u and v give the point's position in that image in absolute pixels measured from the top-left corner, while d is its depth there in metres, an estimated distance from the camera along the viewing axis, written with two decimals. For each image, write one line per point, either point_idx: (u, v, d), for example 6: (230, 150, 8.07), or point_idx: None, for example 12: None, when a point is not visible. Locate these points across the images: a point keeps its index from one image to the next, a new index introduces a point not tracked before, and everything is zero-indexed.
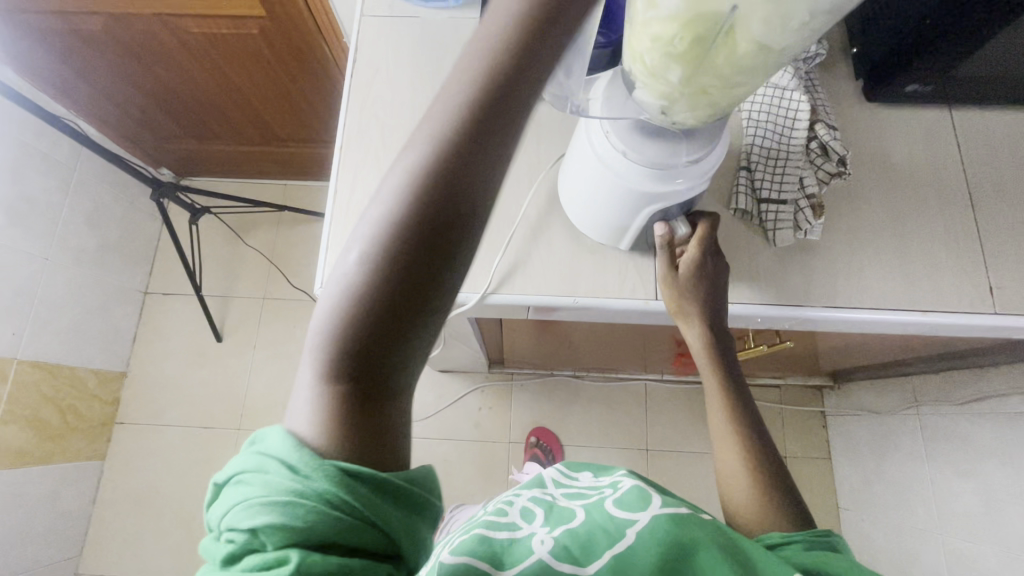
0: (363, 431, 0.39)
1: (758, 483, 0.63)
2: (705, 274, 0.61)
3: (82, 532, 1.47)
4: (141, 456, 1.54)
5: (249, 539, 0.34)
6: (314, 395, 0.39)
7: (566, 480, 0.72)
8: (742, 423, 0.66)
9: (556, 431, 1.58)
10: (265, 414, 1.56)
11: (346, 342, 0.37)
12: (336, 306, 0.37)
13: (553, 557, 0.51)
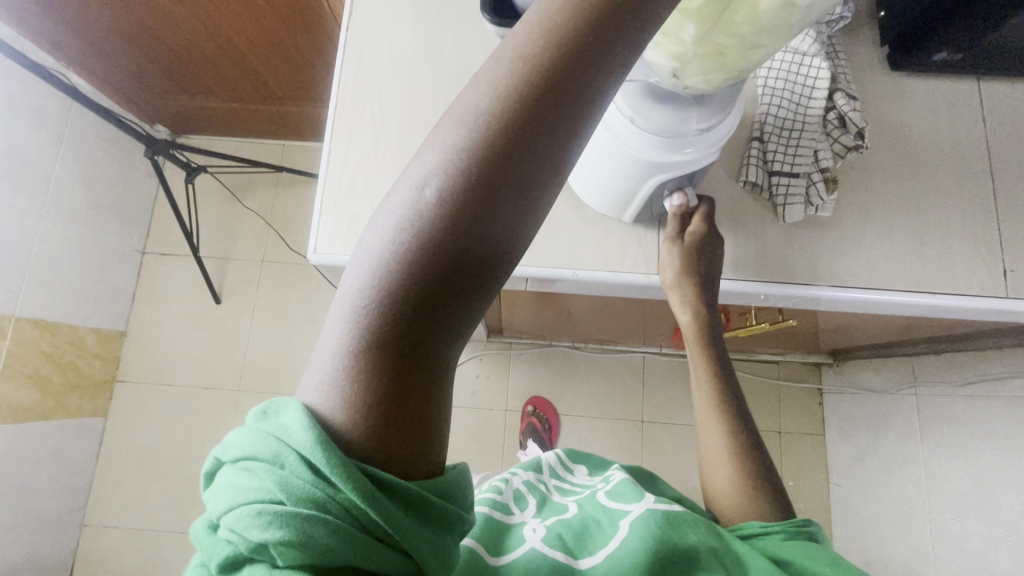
0: (392, 432, 0.31)
1: (744, 472, 0.63)
2: (706, 258, 0.60)
3: (87, 486, 1.50)
4: (142, 414, 1.56)
5: (253, 550, 0.29)
6: (337, 377, 0.32)
7: (564, 474, 0.73)
8: (732, 411, 0.65)
9: (553, 400, 1.59)
10: (264, 376, 1.57)
11: (385, 302, 0.30)
12: (379, 252, 0.30)
13: (546, 545, 0.53)
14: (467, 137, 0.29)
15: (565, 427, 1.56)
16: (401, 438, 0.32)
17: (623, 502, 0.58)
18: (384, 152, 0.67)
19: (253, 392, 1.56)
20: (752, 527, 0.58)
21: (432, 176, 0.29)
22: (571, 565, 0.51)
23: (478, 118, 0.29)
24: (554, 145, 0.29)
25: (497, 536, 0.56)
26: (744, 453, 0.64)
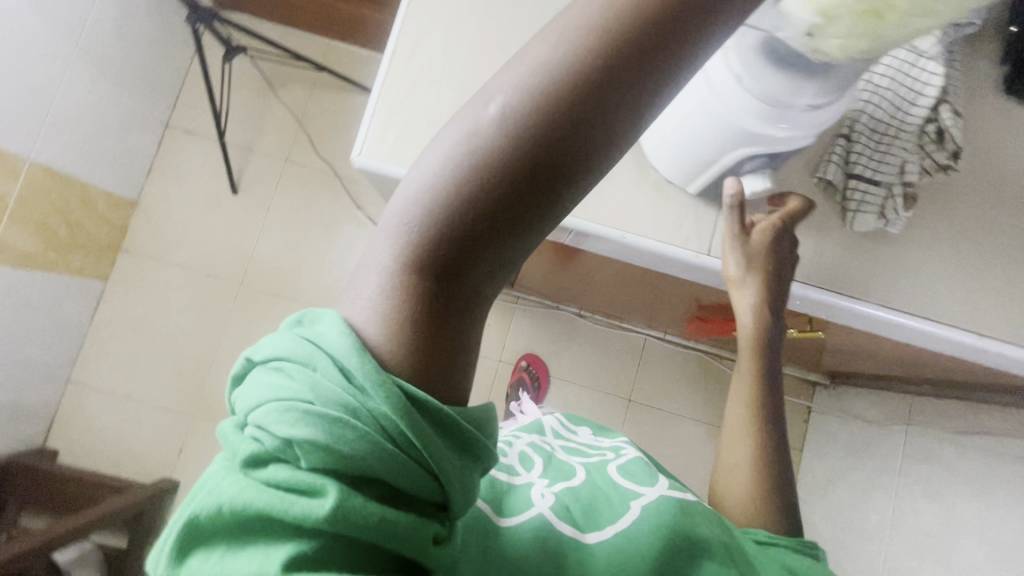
0: (425, 351, 0.31)
1: (761, 482, 0.62)
2: (778, 262, 0.57)
3: (78, 345, 1.51)
4: (142, 287, 1.56)
5: (279, 449, 0.28)
6: (375, 284, 0.32)
7: (568, 435, 0.74)
8: (761, 425, 0.65)
9: (547, 361, 1.59)
10: (268, 276, 1.56)
11: (438, 212, 0.30)
12: (442, 165, 0.30)
13: (553, 514, 0.52)
14: (560, 58, 0.29)
15: (554, 390, 1.57)
16: (434, 359, 0.32)
17: (637, 482, 0.58)
18: (451, 64, 0.63)
19: (255, 290, 1.55)
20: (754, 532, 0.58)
21: (502, 95, 0.30)
22: (577, 536, 0.50)
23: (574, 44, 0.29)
24: (637, 83, 0.29)
25: (503, 494, 0.55)
26: (766, 466, 0.63)
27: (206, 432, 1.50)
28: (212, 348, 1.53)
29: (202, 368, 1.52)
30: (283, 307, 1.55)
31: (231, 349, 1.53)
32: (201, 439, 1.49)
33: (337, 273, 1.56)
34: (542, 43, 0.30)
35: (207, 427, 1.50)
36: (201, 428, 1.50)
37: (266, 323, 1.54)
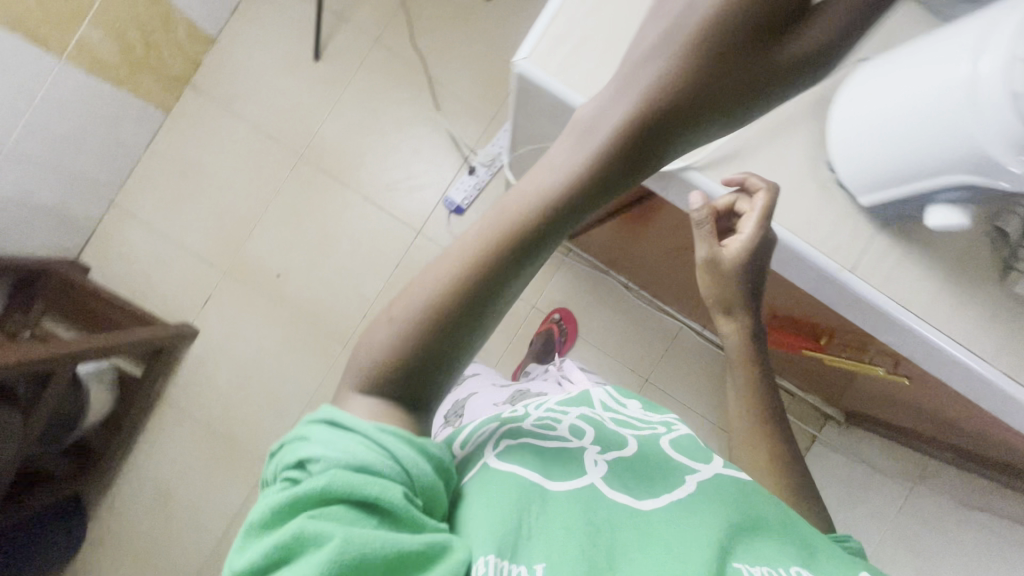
0: (400, 384, 0.39)
1: (783, 466, 0.63)
2: (760, 250, 0.58)
3: (127, 170, 1.48)
4: (201, 130, 1.51)
5: (300, 537, 0.34)
6: (371, 354, 0.39)
7: (617, 407, 0.70)
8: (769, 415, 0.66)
9: (578, 320, 1.58)
10: (330, 156, 1.51)
11: (436, 299, 0.38)
12: (441, 270, 0.38)
13: (606, 483, 0.49)
14: (557, 165, 0.35)
15: (577, 351, 1.57)
16: (411, 387, 0.39)
17: (690, 458, 0.56)
18: None
19: (313, 166, 1.51)
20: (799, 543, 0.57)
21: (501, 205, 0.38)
22: (635, 505, 0.48)
23: (596, 120, 0.34)
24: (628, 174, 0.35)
25: (556, 454, 0.51)
26: (788, 456, 0.64)
27: (234, 291, 1.50)
28: (257, 210, 1.51)
29: (243, 228, 1.50)
30: (337, 192, 1.52)
31: (276, 217, 1.51)
32: (228, 296, 1.50)
33: (399, 173, 1.53)
34: (561, 141, 0.36)
35: (236, 286, 1.50)
36: (230, 286, 1.50)
37: (317, 202, 1.52)
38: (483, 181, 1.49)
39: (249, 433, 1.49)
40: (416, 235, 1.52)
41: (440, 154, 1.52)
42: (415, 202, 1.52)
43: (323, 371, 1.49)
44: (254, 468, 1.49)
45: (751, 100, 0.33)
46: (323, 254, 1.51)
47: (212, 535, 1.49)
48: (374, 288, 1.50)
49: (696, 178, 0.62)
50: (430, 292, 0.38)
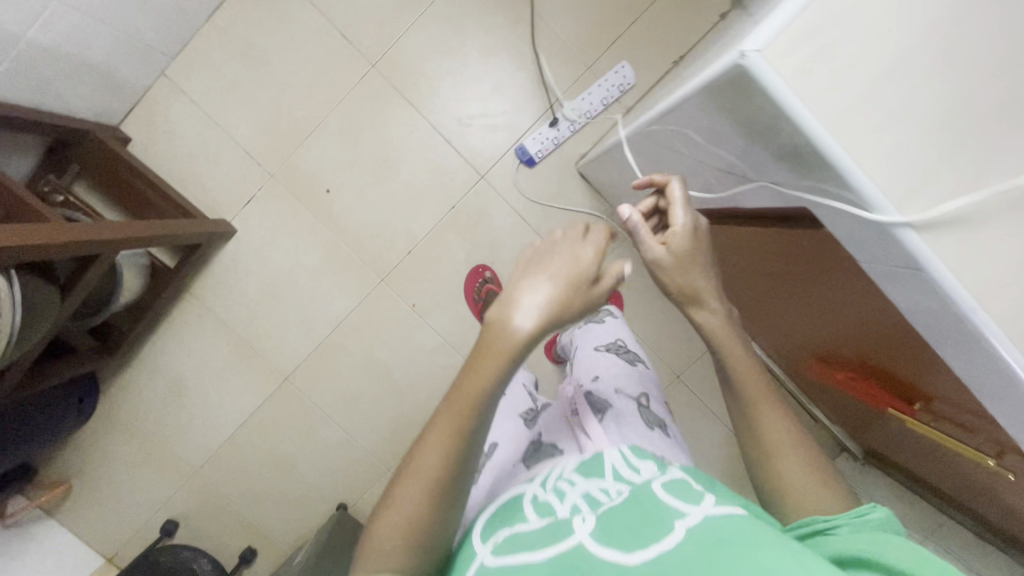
0: (415, 530, 0.56)
1: (797, 450, 0.65)
2: (696, 236, 0.67)
3: (184, 40, 1.34)
4: (270, 12, 1.35)
5: None
6: (385, 534, 0.55)
7: (628, 476, 0.62)
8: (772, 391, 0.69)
9: (624, 303, 1.52)
10: (405, 73, 1.38)
11: (427, 475, 0.56)
12: (422, 462, 0.56)
13: (596, 543, 0.52)
14: (510, 329, 0.55)
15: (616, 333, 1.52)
16: (420, 533, 0.56)
17: (680, 500, 0.55)
18: None
19: (386, 80, 1.38)
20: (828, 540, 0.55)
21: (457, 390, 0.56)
22: (619, 559, 0.50)
23: (528, 297, 0.55)
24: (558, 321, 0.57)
25: (543, 534, 0.55)
26: (798, 435, 0.66)
27: (280, 197, 1.41)
28: (318, 116, 1.39)
29: (299, 131, 1.39)
30: (406, 114, 1.39)
31: (336, 128, 1.39)
32: (273, 201, 1.41)
33: (475, 108, 1.40)
34: (490, 328, 0.56)
35: (282, 193, 1.41)
36: (276, 191, 1.41)
37: (382, 121, 1.39)
38: (564, 137, 1.39)
39: (275, 344, 1.47)
40: (480, 179, 1.42)
41: (524, 97, 1.40)
42: (486, 143, 1.41)
43: (360, 298, 1.46)
44: (276, 377, 1.49)
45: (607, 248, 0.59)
46: (379, 179, 1.42)
47: (226, 431, 1.51)
48: (426, 226, 1.44)
49: (908, 244, 0.48)
50: (423, 481, 0.56)
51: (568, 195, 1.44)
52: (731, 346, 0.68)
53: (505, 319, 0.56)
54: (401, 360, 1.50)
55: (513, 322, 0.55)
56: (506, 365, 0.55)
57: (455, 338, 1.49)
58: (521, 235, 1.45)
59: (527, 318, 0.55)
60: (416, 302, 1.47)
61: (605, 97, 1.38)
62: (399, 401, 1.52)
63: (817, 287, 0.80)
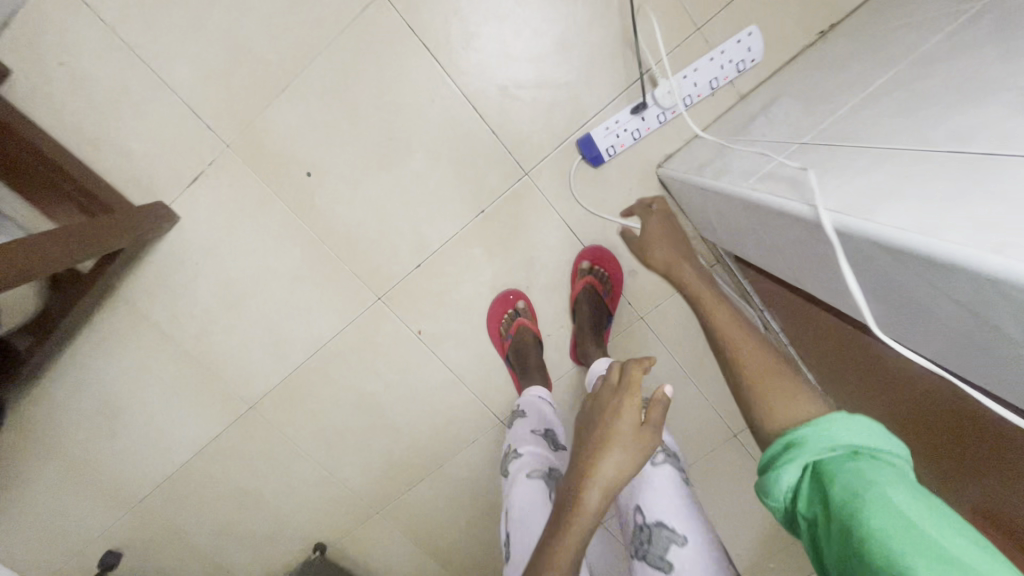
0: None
1: (806, 416, 0.57)
2: (674, 224, 0.99)
3: None
4: None
5: None
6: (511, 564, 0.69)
7: None
8: (772, 371, 0.65)
9: (689, 352, 1.18)
10: (429, 10, 0.92)
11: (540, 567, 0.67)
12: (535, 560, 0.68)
13: None
14: (590, 508, 0.70)
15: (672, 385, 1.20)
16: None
17: None
18: None
19: (400, 20, 0.92)
20: (792, 468, 0.50)
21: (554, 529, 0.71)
22: None
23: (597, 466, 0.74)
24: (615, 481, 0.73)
25: None
26: (799, 398, 0.59)
27: (240, 178, 1.00)
28: (295, 63, 0.94)
29: (268, 85, 0.95)
30: (425, 73, 0.95)
31: (322, 84, 0.95)
32: (230, 182, 1.00)
33: (526, 74, 0.96)
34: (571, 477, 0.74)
35: (243, 172, 1.00)
36: (235, 170, 0.99)
37: (390, 80, 0.95)
38: (648, 129, 0.98)
39: (236, 366, 1.14)
40: (523, 178, 1.02)
41: (598, 65, 0.96)
42: (537, 128, 1.00)
43: (349, 319, 1.11)
44: (239, 405, 1.17)
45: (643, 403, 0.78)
46: (381, 164, 1.00)
47: (177, 463, 1.22)
48: (444, 234, 1.06)
49: None
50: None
51: (639, 210, 1.06)
52: (714, 310, 0.79)
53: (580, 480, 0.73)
54: (400, 395, 1.19)
55: (585, 490, 0.72)
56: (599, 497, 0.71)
57: (470, 375, 1.17)
58: (568, 256, 1.09)
59: (595, 481, 0.72)
60: (423, 329, 1.13)
61: (715, 77, 0.95)
62: (394, 440, 1.23)
63: (889, 362, 0.66)
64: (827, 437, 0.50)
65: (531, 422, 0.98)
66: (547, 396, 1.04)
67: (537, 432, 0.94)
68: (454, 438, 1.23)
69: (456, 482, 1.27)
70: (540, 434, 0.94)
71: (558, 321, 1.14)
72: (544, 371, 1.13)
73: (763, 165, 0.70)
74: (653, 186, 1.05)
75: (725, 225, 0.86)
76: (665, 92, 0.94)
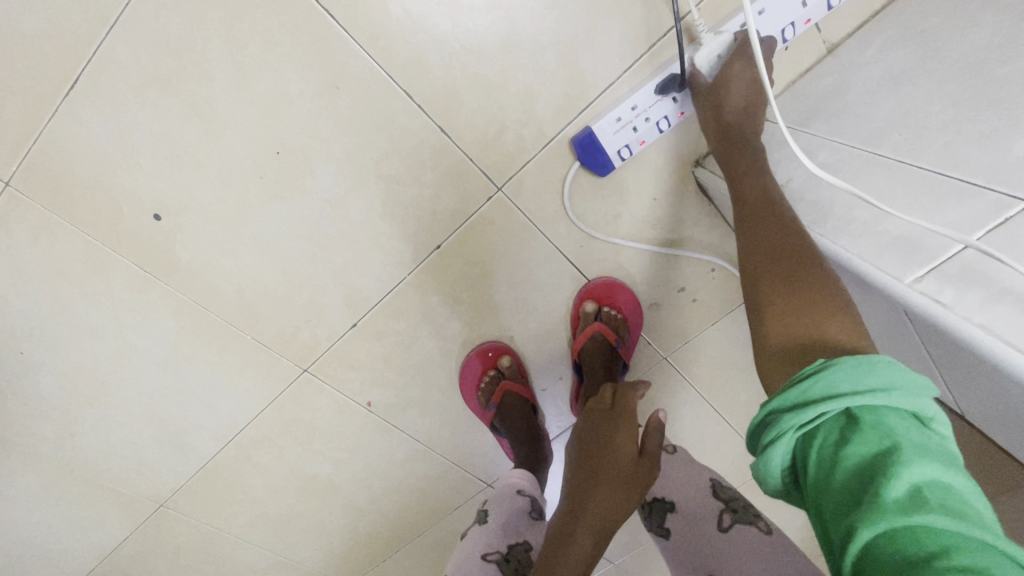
0: None
1: (821, 323, 0.40)
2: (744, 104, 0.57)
3: None
4: None
5: None
6: None
7: None
8: (786, 255, 0.45)
9: (732, 395, 0.89)
10: None
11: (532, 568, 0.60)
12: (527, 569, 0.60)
13: None
14: (595, 532, 0.59)
15: (702, 432, 0.94)
16: None
17: None
18: None
19: None
20: (779, 445, 0.35)
21: (548, 531, 0.63)
22: None
23: (611, 495, 0.61)
24: (622, 505, 0.61)
25: None
26: (832, 310, 0.41)
27: (46, 229, 0.63)
28: (82, 38, 0.54)
29: (46, 79, 0.56)
30: (314, 43, 0.56)
31: (138, 71, 0.56)
32: (33, 236, 0.63)
33: (486, 34, 0.58)
34: (572, 487, 0.64)
35: (50, 221, 0.63)
36: (38, 216, 0.62)
37: (256, 57, 0.56)
38: (682, 114, 0.63)
39: (124, 468, 0.83)
40: (494, 196, 0.68)
41: (603, 9, 0.58)
42: (509, 121, 0.63)
43: (268, 398, 0.80)
44: (140, 511, 0.88)
45: (661, 438, 0.65)
46: (270, 191, 0.64)
47: None
48: (386, 281, 0.72)
49: None
50: None
51: (664, 226, 0.73)
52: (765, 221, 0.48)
53: (580, 490, 0.62)
54: (354, 475, 0.90)
55: (593, 505, 0.60)
56: (608, 520, 0.60)
57: (442, 443, 0.89)
58: (565, 292, 0.77)
59: (606, 505, 0.60)
60: (373, 400, 0.82)
61: (793, 22, 0.58)
62: (354, 522, 0.96)
63: None
64: (822, 389, 0.34)
65: (489, 525, 0.71)
66: (526, 491, 0.74)
67: (491, 558, 0.67)
68: (429, 512, 0.97)
69: (440, 553, 1.03)
70: (495, 563, 0.67)
71: (555, 371, 0.85)
72: (541, 437, 0.86)
73: (954, 260, 0.37)
74: (689, 188, 0.70)
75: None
76: (712, 59, 0.58)
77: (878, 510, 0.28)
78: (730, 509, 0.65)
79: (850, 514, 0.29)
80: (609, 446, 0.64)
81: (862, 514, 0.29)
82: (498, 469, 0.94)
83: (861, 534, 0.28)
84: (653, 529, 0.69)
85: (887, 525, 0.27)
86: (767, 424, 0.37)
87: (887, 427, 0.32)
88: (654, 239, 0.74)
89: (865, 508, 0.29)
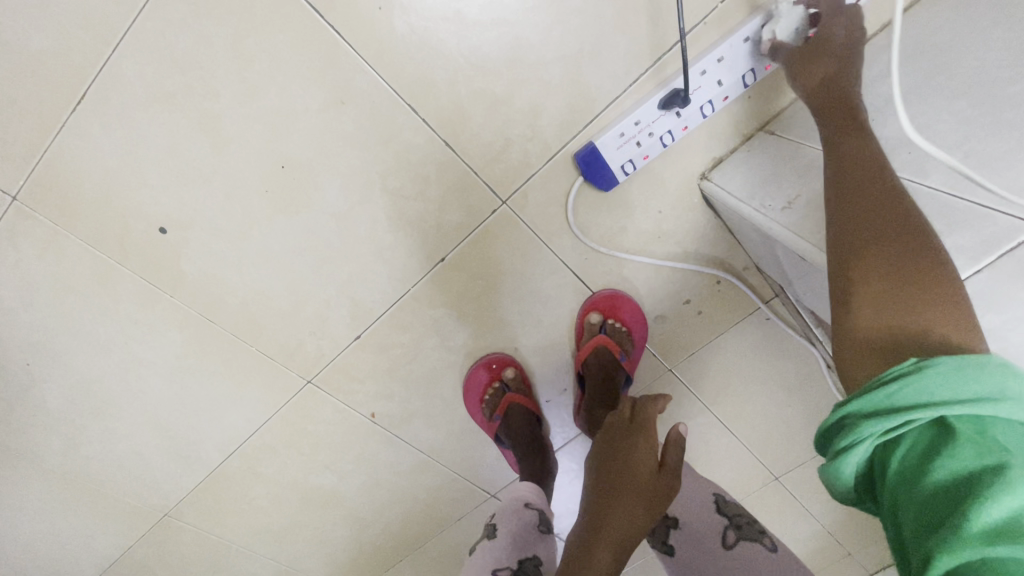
0: None
1: (912, 311, 0.36)
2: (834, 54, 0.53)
3: None
4: None
5: None
6: None
7: None
8: (868, 231, 0.40)
9: (739, 406, 0.88)
10: None
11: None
12: None
13: None
14: (617, 547, 0.58)
15: (708, 443, 0.94)
16: None
17: None
18: None
19: None
20: (856, 452, 0.33)
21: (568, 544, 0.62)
22: None
23: (633, 508, 0.60)
24: (644, 518, 0.60)
25: None
26: (922, 286, 0.36)
27: (53, 244, 0.63)
28: (90, 54, 0.54)
29: (54, 95, 0.56)
30: (319, 59, 0.56)
31: (143, 87, 0.56)
32: (40, 251, 0.64)
33: (491, 48, 0.58)
34: (589, 501, 0.64)
35: (57, 235, 0.63)
36: (46, 230, 0.63)
37: (261, 74, 0.56)
38: (685, 128, 0.63)
39: (129, 479, 0.83)
40: (499, 209, 0.68)
41: (609, 23, 0.58)
42: (514, 135, 0.63)
43: (273, 409, 0.80)
44: (144, 521, 0.88)
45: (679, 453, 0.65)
46: (275, 205, 0.64)
47: None
48: (390, 294, 0.72)
49: None
50: None
51: (670, 239, 0.73)
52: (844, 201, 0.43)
53: (601, 504, 0.62)
54: (358, 486, 0.90)
55: (613, 517, 0.60)
56: (630, 534, 0.59)
57: (448, 453, 0.89)
58: (569, 304, 0.77)
59: (627, 518, 0.59)
60: (377, 412, 0.82)
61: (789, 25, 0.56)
62: (359, 532, 0.96)
63: None
64: (909, 395, 0.32)
65: (500, 539, 0.70)
66: (534, 505, 0.75)
67: None
68: (434, 523, 0.97)
69: (444, 563, 1.02)
70: None
71: (559, 384, 0.85)
72: (546, 450, 0.86)
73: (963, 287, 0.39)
74: (697, 200, 0.70)
75: (807, 284, 0.55)
76: (794, 29, 0.56)
77: (966, 532, 0.26)
78: (733, 525, 0.64)
79: (933, 533, 0.28)
80: (633, 460, 0.64)
81: (946, 534, 0.27)
82: (504, 479, 0.93)
83: (943, 557, 0.26)
84: (657, 546, 0.69)
85: (974, 553, 0.25)
86: (842, 428, 0.35)
87: (984, 441, 0.29)
88: (661, 251, 0.74)
89: (951, 530, 0.27)
